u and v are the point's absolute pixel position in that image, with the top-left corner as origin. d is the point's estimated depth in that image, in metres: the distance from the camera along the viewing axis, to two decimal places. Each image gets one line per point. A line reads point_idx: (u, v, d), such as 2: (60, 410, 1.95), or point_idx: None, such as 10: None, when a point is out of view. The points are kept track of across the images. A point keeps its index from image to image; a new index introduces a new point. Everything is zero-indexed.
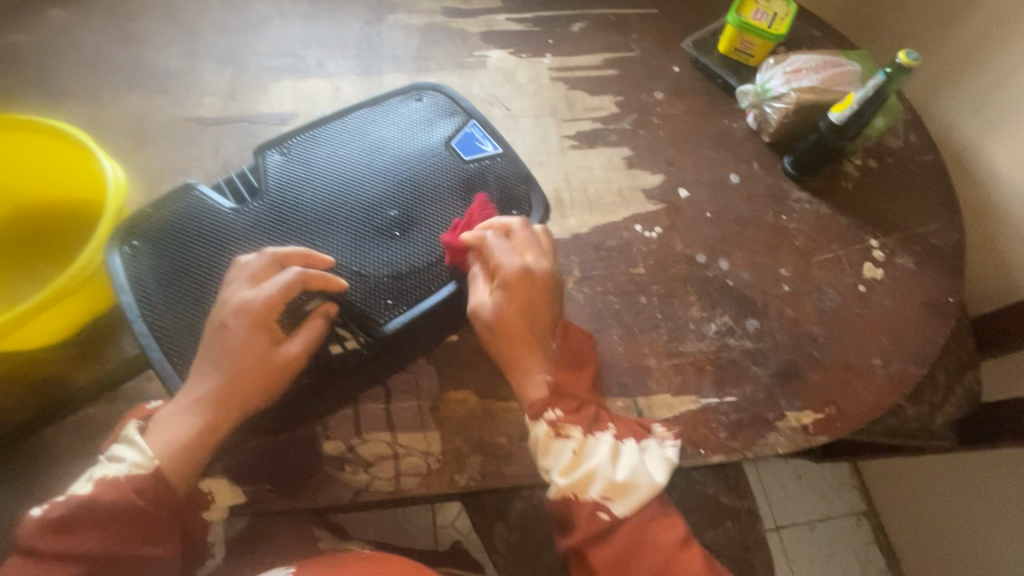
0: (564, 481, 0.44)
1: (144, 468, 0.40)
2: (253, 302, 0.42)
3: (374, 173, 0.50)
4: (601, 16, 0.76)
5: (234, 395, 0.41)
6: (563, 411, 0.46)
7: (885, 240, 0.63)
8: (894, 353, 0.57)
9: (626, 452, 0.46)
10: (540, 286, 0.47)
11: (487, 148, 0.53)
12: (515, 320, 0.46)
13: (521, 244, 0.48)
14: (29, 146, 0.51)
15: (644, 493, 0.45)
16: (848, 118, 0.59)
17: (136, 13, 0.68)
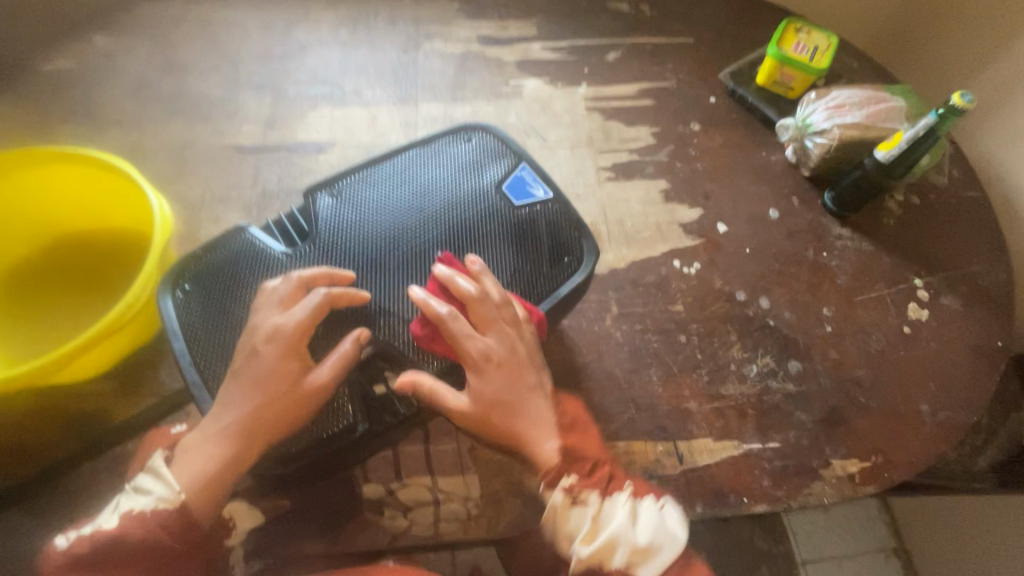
0: (586, 551, 0.42)
1: (170, 502, 0.39)
2: (285, 327, 0.42)
3: (425, 217, 0.50)
4: (637, 45, 0.76)
5: (264, 425, 0.40)
6: (578, 475, 0.44)
7: (930, 280, 0.62)
8: (942, 400, 0.55)
9: (647, 510, 0.44)
10: (509, 361, 0.44)
11: (538, 193, 0.52)
12: (499, 406, 0.44)
13: (482, 320, 0.44)
14: (75, 177, 0.51)
15: (668, 556, 0.42)
16: (895, 156, 0.58)
17: (179, 40, 0.69)
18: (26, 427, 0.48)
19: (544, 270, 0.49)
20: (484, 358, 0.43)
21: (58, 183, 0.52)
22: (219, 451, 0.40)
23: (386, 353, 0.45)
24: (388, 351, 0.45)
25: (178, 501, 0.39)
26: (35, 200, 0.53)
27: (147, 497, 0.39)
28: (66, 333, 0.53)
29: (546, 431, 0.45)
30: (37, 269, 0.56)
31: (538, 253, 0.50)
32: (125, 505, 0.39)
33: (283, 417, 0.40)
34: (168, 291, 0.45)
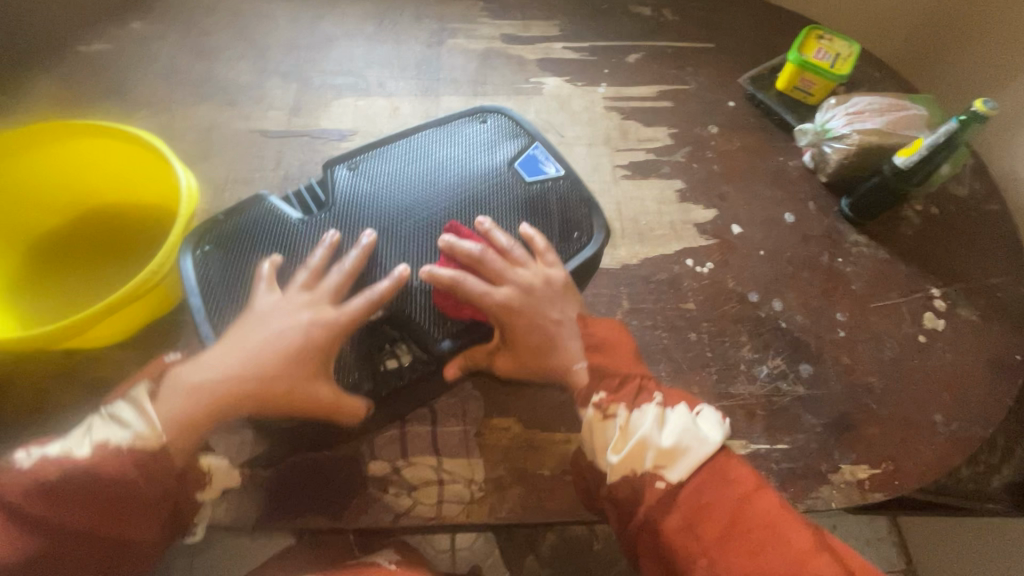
0: (617, 459, 0.43)
1: (147, 440, 0.40)
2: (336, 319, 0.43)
3: (439, 192, 0.51)
4: (657, 48, 0.76)
5: (266, 393, 0.41)
6: (607, 391, 0.45)
7: (947, 290, 0.61)
8: (956, 411, 0.54)
9: (673, 416, 0.44)
10: (526, 306, 0.47)
11: (549, 169, 0.53)
12: (528, 350, 0.47)
13: (494, 273, 0.47)
14: (108, 151, 0.53)
15: (699, 456, 0.42)
16: (914, 163, 0.58)
17: (211, 28, 0.71)
18: (52, 388, 0.49)
19: (554, 247, 0.51)
20: (505, 306, 0.46)
21: (88, 155, 0.54)
22: (208, 404, 0.41)
23: (400, 322, 0.46)
24: (401, 320, 0.46)
25: (156, 444, 0.40)
26: (62, 172, 0.54)
27: (120, 432, 0.40)
28: (88, 300, 0.54)
29: (570, 353, 0.47)
30: (62, 239, 0.57)
31: (549, 226, 0.51)
32: (99, 433, 0.40)
33: (285, 393, 0.41)
34: (194, 249, 0.46)
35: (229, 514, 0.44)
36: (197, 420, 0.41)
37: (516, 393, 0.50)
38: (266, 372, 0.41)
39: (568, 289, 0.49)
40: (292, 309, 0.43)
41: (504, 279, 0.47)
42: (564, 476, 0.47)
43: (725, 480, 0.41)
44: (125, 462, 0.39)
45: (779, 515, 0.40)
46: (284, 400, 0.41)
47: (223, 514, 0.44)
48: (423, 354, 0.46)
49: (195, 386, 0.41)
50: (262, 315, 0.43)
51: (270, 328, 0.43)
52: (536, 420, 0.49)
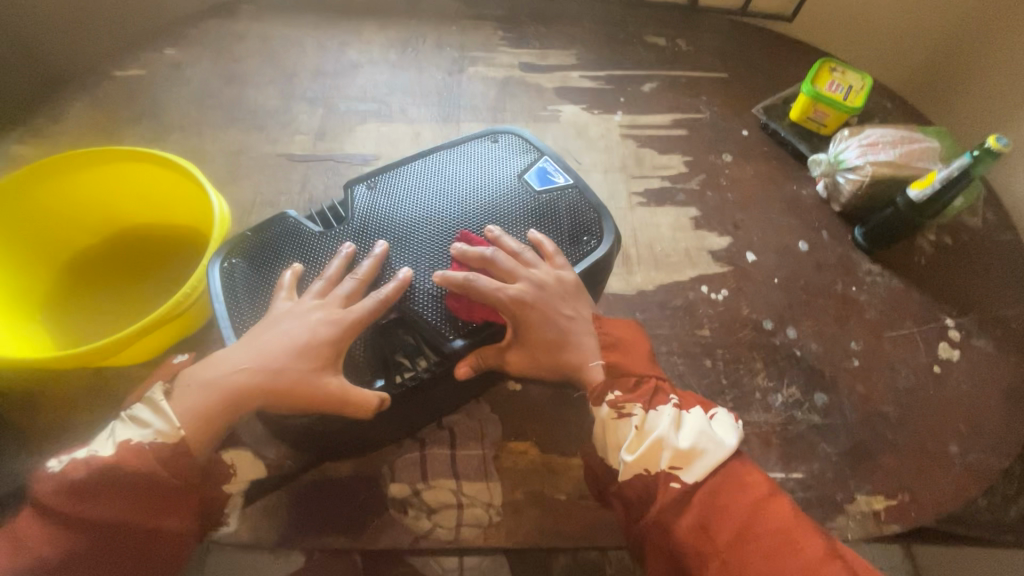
0: (632, 458, 0.44)
1: (169, 437, 0.41)
2: (343, 319, 0.44)
3: (453, 205, 0.52)
4: (671, 78, 0.78)
5: (271, 387, 0.41)
6: (622, 390, 0.47)
7: (961, 320, 0.61)
8: (973, 442, 0.54)
9: (690, 420, 0.46)
10: (539, 305, 0.48)
11: (558, 180, 0.54)
12: (541, 346, 0.48)
13: (505, 273, 0.48)
14: (144, 175, 0.55)
15: (715, 458, 0.43)
16: (929, 196, 0.59)
17: (241, 55, 0.74)
18: (86, 406, 0.50)
19: (564, 249, 0.52)
20: (517, 304, 0.47)
21: (125, 179, 0.56)
22: (219, 401, 0.41)
23: (411, 324, 0.46)
24: (413, 322, 0.46)
25: (177, 438, 0.40)
26: (102, 193, 0.57)
27: (144, 429, 0.41)
28: (116, 318, 0.55)
29: (583, 351, 0.49)
30: (97, 258, 0.59)
31: (558, 230, 0.52)
32: (123, 433, 0.41)
33: (289, 388, 0.41)
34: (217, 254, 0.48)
35: (250, 533, 0.45)
36: (209, 417, 0.41)
37: (533, 418, 0.51)
38: (272, 367, 0.42)
39: (580, 292, 0.50)
40: (303, 310, 0.44)
41: (515, 276, 0.48)
42: (580, 500, 0.47)
43: (740, 485, 0.43)
44: (152, 460, 0.40)
45: (793, 520, 0.41)
46: (289, 396, 0.41)
47: (245, 532, 0.45)
48: (434, 350, 0.46)
49: (207, 384, 0.42)
50: (275, 315, 0.44)
51: (280, 328, 0.43)
52: (554, 444, 0.50)
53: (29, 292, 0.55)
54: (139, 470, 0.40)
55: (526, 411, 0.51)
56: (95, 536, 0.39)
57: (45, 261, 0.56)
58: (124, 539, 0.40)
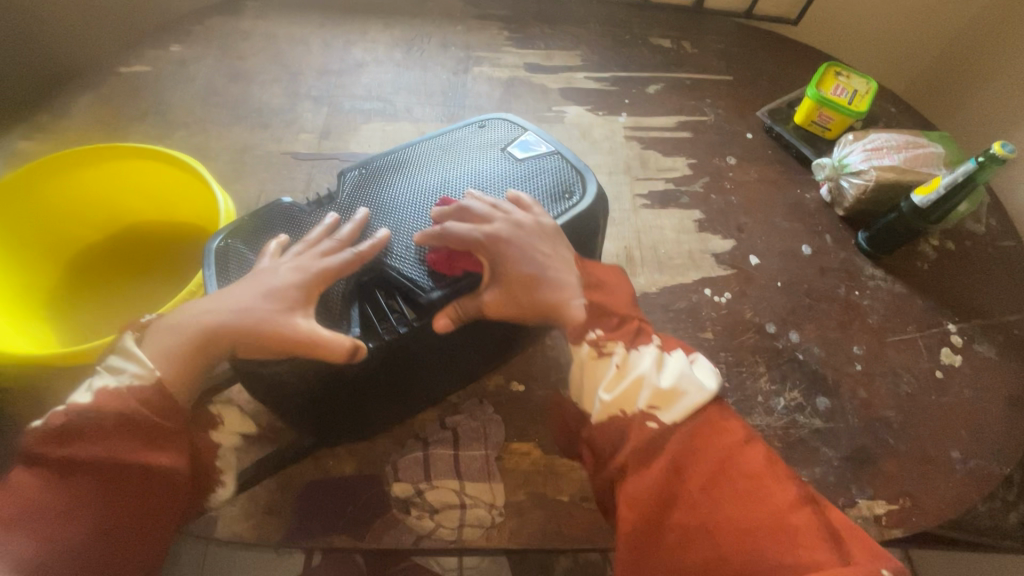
0: (609, 396, 0.43)
1: (145, 378, 0.38)
2: (313, 269, 0.41)
3: (435, 174, 0.49)
4: (676, 80, 0.78)
5: (239, 332, 0.38)
6: (604, 329, 0.46)
7: (964, 326, 0.61)
8: (975, 448, 0.54)
9: (671, 361, 0.44)
10: (519, 248, 0.44)
11: (541, 147, 0.51)
12: (519, 284, 0.44)
13: (482, 217, 0.44)
14: (149, 172, 0.55)
15: (695, 399, 0.41)
16: (932, 202, 0.59)
17: (246, 53, 0.74)
18: None
19: (544, 204, 0.48)
20: (495, 250, 0.44)
21: (131, 177, 0.56)
22: (190, 345, 0.39)
23: (386, 280, 0.42)
24: (389, 278, 0.42)
25: (154, 379, 0.38)
26: (108, 190, 0.57)
27: (117, 376, 0.39)
28: (122, 316, 0.55)
29: (564, 292, 0.46)
30: (102, 255, 0.59)
31: (538, 190, 0.49)
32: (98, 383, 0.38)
33: (253, 333, 0.38)
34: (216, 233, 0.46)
35: (254, 531, 0.45)
36: (183, 365, 0.39)
37: (537, 419, 0.51)
38: (237, 311, 0.39)
39: (559, 235, 0.46)
40: (281, 270, 0.41)
41: (491, 218, 0.44)
42: (582, 502, 0.47)
43: (716, 430, 0.41)
44: (132, 401, 0.38)
45: (767, 465, 0.39)
46: (255, 340, 0.38)
47: (248, 530, 0.45)
48: (411, 301, 0.42)
49: (173, 327, 0.40)
50: (253, 274, 0.41)
51: (251, 282, 0.40)
52: (557, 445, 0.50)
53: (36, 288, 0.55)
54: (119, 411, 0.37)
55: (529, 412, 0.51)
56: (85, 477, 0.37)
57: (52, 257, 0.57)
58: (113, 492, 0.37)
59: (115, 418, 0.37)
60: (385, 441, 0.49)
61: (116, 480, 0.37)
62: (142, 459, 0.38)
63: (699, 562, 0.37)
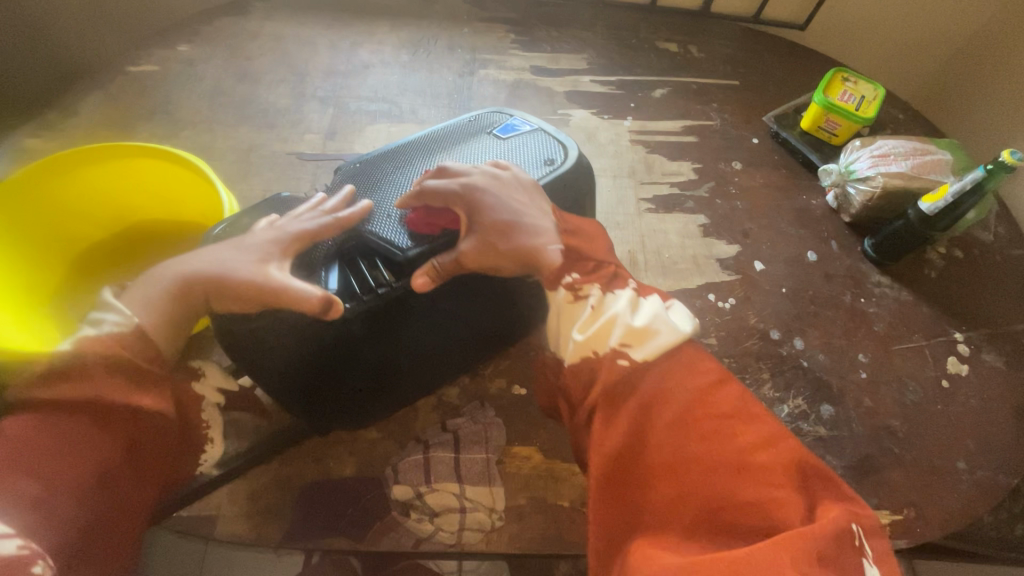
0: (582, 336, 0.44)
1: (124, 325, 0.38)
2: (287, 233, 0.41)
3: (419, 157, 0.49)
4: (683, 84, 0.78)
5: (216, 285, 0.39)
6: (580, 274, 0.47)
7: (971, 334, 0.61)
8: (981, 459, 0.53)
9: (646, 304, 0.44)
10: (494, 198, 0.43)
11: (524, 126, 0.51)
12: (494, 231, 0.43)
13: (456, 173, 0.45)
14: (154, 171, 0.55)
15: (667, 338, 0.42)
16: (940, 209, 0.58)
17: (253, 53, 0.74)
18: None
19: (530, 168, 0.48)
20: (471, 203, 0.43)
21: (136, 175, 0.56)
22: (164, 295, 0.39)
23: (367, 247, 0.42)
24: (368, 243, 0.42)
25: (133, 327, 0.38)
26: (113, 189, 0.57)
27: (98, 327, 0.38)
28: None
29: (541, 249, 0.45)
30: (106, 251, 0.60)
31: (524, 158, 0.49)
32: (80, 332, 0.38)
33: (230, 284, 0.38)
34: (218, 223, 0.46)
35: (253, 531, 0.44)
36: (167, 315, 0.39)
37: (537, 423, 0.51)
38: (219, 262, 0.39)
39: (538, 189, 0.46)
40: (258, 234, 0.41)
41: (467, 172, 0.45)
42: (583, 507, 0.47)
43: (690, 373, 0.41)
44: (114, 347, 0.37)
45: (739, 406, 0.39)
46: (229, 285, 0.38)
47: (246, 530, 0.44)
48: (388, 262, 0.41)
49: (153, 280, 0.39)
50: (236, 238, 0.41)
51: (228, 244, 0.40)
52: (558, 449, 0.50)
53: (43, 286, 0.55)
54: (104, 357, 0.37)
55: (530, 415, 0.51)
56: (72, 418, 0.36)
57: (60, 255, 0.57)
58: (106, 433, 0.37)
59: (103, 363, 0.37)
60: (386, 442, 0.49)
61: (105, 424, 0.37)
62: (132, 403, 0.38)
63: (662, 500, 0.37)
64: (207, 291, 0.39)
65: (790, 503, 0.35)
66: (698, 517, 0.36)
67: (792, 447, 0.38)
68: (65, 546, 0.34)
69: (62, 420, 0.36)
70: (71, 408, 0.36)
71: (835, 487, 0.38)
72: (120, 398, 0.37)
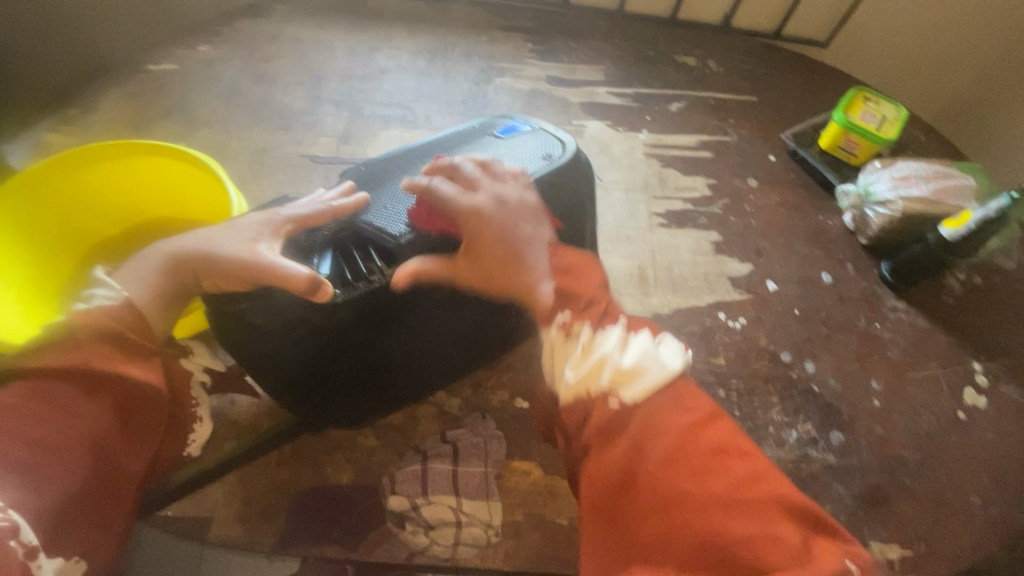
0: (574, 376, 0.40)
1: (114, 298, 0.36)
2: (281, 218, 0.41)
3: (421, 160, 0.48)
4: (700, 99, 0.77)
5: (210, 266, 0.38)
6: (572, 311, 0.44)
7: (989, 365, 0.59)
8: (996, 495, 0.51)
9: (637, 341, 0.41)
10: (494, 227, 0.43)
11: (524, 127, 0.51)
12: (493, 263, 0.43)
13: (465, 184, 0.44)
14: (166, 169, 0.55)
15: (657, 377, 0.39)
16: (961, 235, 0.57)
17: (273, 55, 0.75)
18: None
19: (531, 163, 0.48)
20: (470, 228, 0.43)
21: (149, 173, 0.56)
22: (161, 275, 0.39)
23: (364, 237, 0.42)
24: (367, 236, 0.42)
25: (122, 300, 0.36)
26: (125, 186, 0.57)
27: (88, 301, 0.36)
28: None
29: (531, 276, 0.44)
30: (116, 246, 0.60)
31: (526, 156, 0.48)
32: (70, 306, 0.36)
33: (221, 264, 0.38)
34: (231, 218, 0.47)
35: (246, 534, 0.44)
36: (157, 291, 0.38)
37: (538, 437, 0.50)
38: (216, 241, 0.39)
39: (542, 212, 0.45)
40: (254, 219, 0.41)
41: (476, 186, 0.44)
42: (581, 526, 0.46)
43: (682, 406, 0.38)
44: (104, 319, 0.35)
45: (730, 441, 0.36)
46: (221, 267, 0.38)
47: (239, 533, 0.44)
48: (382, 251, 0.41)
49: (149, 256, 0.39)
50: (235, 221, 0.41)
51: (226, 228, 0.41)
52: (557, 466, 0.49)
53: (49, 279, 0.56)
54: (94, 329, 0.35)
55: (531, 429, 0.51)
56: (63, 386, 0.34)
57: (68, 249, 0.57)
58: (99, 403, 0.34)
59: (95, 332, 0.35)
60: (384, 451, 0.49)
61: (93, 391, 0.34)
62: (122, 371, 0.35)
63: (653, 538, 0.34)
64: (200, 270, 0.39)
65: (785, 542, 0.32)
66: (690, 557, 0.32)
67: (784, 482, 0.35)
68: (47, 516, 0.31)
69: (53, 388, 0.33)
70: (61, 376, 0.34)
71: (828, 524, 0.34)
72: (113, 367, 0.35)
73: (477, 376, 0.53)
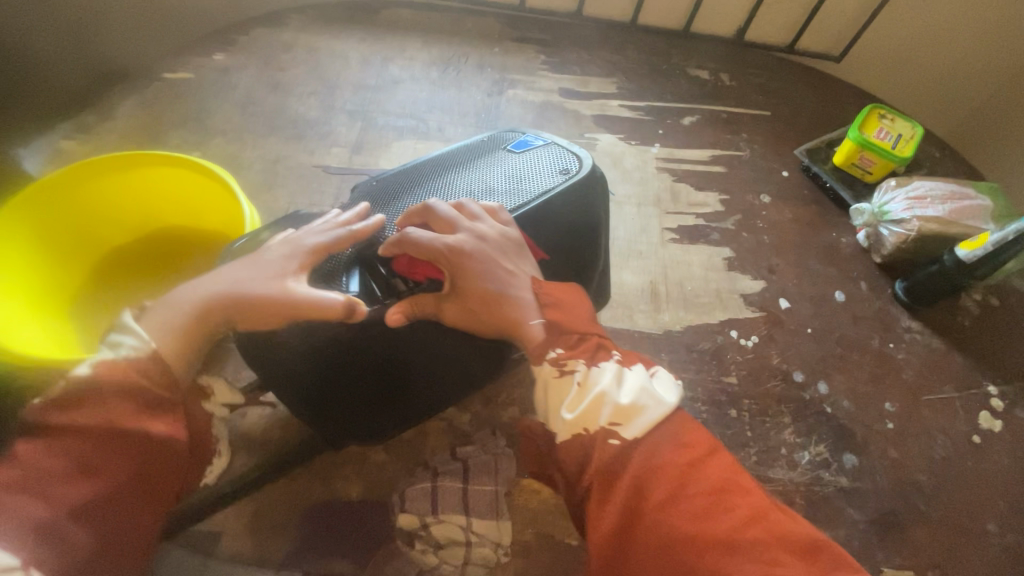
0: (571, 416, 0.39)
1: (142, 349, 0.35)
2: (303, 245, 0.40)
3: (437, 176, 0.48)
4: (713, 113, 0.77)
5: (241, 304, 0.38)
6: (564, 348, 0.42)
7: (1006, 388, 0.58)
8: (1012, 522, 0.51)
9: (631, 376, 0.40)
10: (476, 263, 0.41)
11: (538, 141, 0.51)
12: (475, 297, 0.41)
13: (444, 223, 0.42)
14: (182, 180, 0.56)
15: (654, 415, 0.38)
16: (978, 257, 0.56)
17: (287, 64, 0.75)
18: None
19: (546, 178, 0.48)
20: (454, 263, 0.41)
21: (165, 183, 0.57)
22: (191, 319, 0.37)
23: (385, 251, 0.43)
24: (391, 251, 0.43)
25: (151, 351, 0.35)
26: (140, 195, 0.57)
27: (116, 351, 0.35)
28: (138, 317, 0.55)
29: (524, 307, 0.42)
30: (130, 255, 0.60)
31: (541, 171, 0.48)
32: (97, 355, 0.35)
33: (252, 303, 0.38)
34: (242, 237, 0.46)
35: (256, 549, 0.44)
36: (188, 335, 0.37)
37: None
38: (242, 278, 0.38)
39: (524, 247, 0.44)
40: (274, 251, 0.40)
41: (456, 226, 0.42)
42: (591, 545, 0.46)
43: (682, 441, 0.37)
44: (132, 373, 0.34)
45: (730, 478, 0.35)
46: (253, 305, 0.38)
47: (249, 548, 0.44)
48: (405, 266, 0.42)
49: (174, 301, 0.38)
50: (253, 254, 0.40)
51: (247, 262, 0.40)
52: None
53: (63, 288, 0.56)
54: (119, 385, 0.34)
55: None
56: (86, 443, 0.33)
57: (82, 257, 0.58)
58: (121, 461, 0.33)
59: (120, 388, 0.34)
60: (394, 466, 0.48)
61: (115, 448, 0.33)
62: (146, 427, 0.34)
63: None
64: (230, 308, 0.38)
65: None
66: None
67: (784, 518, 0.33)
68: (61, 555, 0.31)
69: (77, 446, 0.33)
70: (84, 433, 0.33)
71: (837, 552, 0.32)
72: (135, 426, 0.34)
73: (487, 391, 0.53)
